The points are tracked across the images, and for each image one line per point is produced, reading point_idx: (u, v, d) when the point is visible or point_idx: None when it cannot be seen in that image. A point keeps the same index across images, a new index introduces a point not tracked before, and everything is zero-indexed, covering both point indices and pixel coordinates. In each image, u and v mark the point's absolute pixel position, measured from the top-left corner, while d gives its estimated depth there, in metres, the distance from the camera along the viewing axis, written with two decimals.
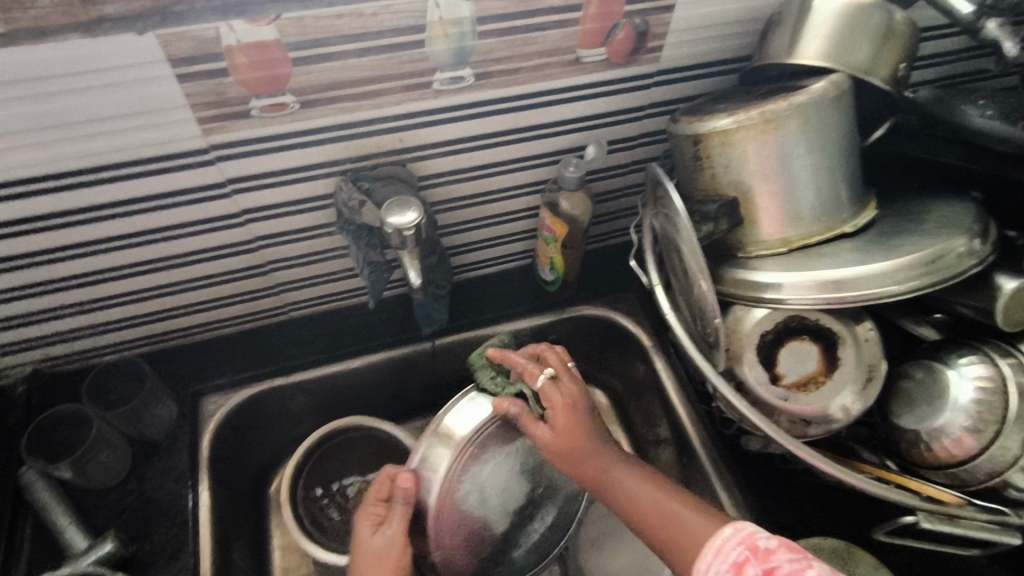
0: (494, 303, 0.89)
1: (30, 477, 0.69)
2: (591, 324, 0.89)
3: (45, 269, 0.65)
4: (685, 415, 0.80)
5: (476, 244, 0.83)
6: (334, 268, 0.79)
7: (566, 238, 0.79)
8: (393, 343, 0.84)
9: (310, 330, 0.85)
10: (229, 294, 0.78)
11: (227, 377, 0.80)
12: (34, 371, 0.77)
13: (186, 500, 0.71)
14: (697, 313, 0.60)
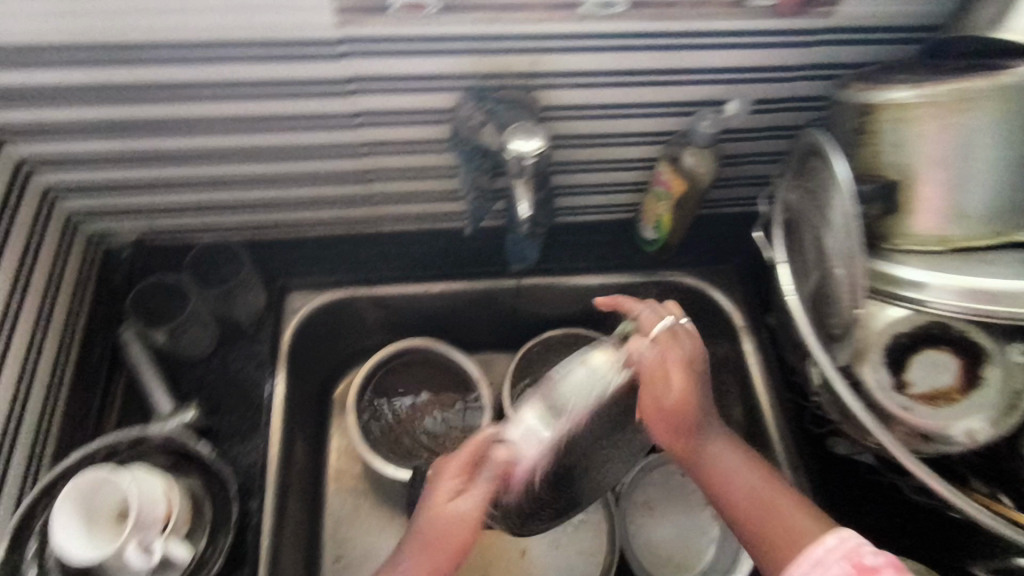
0: (586, 253, 0.85)
1: (128, 336, 0.72)
2: (683, 295, 0.84)
3: (165, 140, 0.66)
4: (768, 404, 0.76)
5: (581, 188, 0.79)
6: (436, 188, 0.77)
7: (680, 198, 0.74)
8: (479, 275, 0.83)
9: (399, 247, 0.85)
10: (329, 197, 0.77)
11: (315, 278, 0.81)
12: (139, 241, 0.80)
13: (263, 388, 0.73)
14: (824, 299, 0.55)
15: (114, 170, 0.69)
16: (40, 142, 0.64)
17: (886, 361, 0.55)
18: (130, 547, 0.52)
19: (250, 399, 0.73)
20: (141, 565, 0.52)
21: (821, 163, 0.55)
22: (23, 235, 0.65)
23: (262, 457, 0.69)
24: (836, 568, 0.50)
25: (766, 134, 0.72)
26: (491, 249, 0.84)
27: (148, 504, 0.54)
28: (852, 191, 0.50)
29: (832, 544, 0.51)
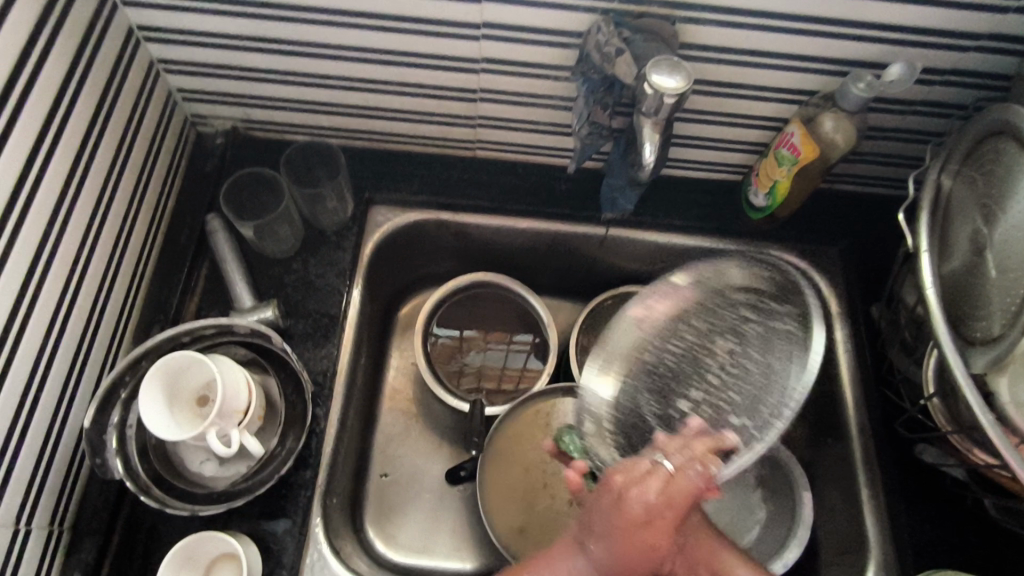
0: (683, 210, 0.81)
1: (215, 226, 0.72)
2: (779, 268, 0.80)
3: (278, 27, 0.63)
4: (851, 397, 0.73)
5: (695, 139, 0.74)
6: (542, 118, 0.73)
7: (806, 165, 0.68)
8: (569, 216, 0.79)
9: (490, 175, 0.81)
10: (431, 111, 0.74)
11: (402, 194, 0.78)
12: (233, 129, 0.78)
13: (341, 297, 0.72)
14: (971, 299, 0.51)
15: (222, 51, 0.67)
16: (154, 10, 0.61)
17: None
18: (211, 433, 0.52)
19: (326, 305, 0.72)
20: (222, 452, 0.52)
21: (1012, 149, 0.50)
22: (127, 105, 0.64)
23: (334, 365, 0.69)
24: None
25: (914, 108, 0.66)
26: (586, 191, 0.80)
27: (231, 394, 0.53)
28: None
29: None
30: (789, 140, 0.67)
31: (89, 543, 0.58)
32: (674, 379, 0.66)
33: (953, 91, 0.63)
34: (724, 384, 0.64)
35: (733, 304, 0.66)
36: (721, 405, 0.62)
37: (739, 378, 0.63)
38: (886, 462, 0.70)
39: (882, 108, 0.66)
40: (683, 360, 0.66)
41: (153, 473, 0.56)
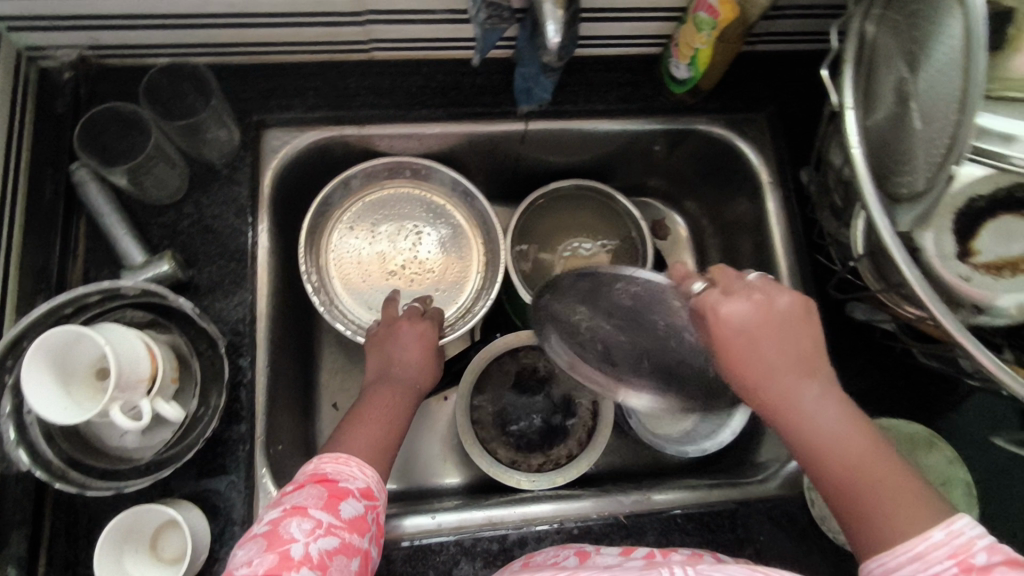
0: (604, 93, 0.75)
1: (82, 176, 0.63)
2: (707, 143, 0.78)
3: None
4: (785, 265, 0.73)
5: (606, 11, 0.67)
6: (437, 5, 0.65)
7: (726, 29, 0.63)
8: (484, 115, 0.73)
9: (391, 79, 0.73)
10: (309, 11, 0.65)
11: (295, 113, 0.70)
12: (81, 60, 0.67)
13: (247, 237, 0.66)
14: (894, 152, 0.48)
15: None
16: None
17: (952, 229, 0.48)
18: (115, 408, 0.47)
19: (231, 249, 0.66)
20: (134, 427, 0.48)
21: None
22: None
23: (251, 312, 0.64)
24: (939, 569, 0.40)
25: None
26: (497, 84, 0.74)
27: (130, 364, 0.48)
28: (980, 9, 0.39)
29: (937, 538, 0.41)
30: (706, 2, 0.62)
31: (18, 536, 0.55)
32: (383, 259, 0.80)
33: None
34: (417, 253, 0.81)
35: (429, 209, 0.82)
36: (396, 273, 0.79)
37: (446, 252, 0.81)
38: (822, 325, 0.71)
39: None
40: (388, 240, 0.80)
41: (66, 456, 0.52)
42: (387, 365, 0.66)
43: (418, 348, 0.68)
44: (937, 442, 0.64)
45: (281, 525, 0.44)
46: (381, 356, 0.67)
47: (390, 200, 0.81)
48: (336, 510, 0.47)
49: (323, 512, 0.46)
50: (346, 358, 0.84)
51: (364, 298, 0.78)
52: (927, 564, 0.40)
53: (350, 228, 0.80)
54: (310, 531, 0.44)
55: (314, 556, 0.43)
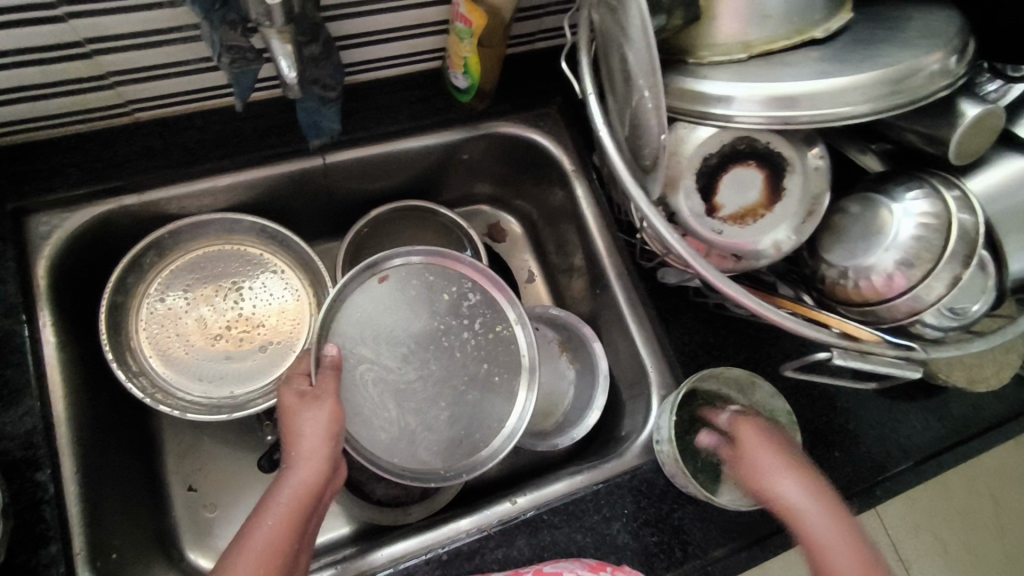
0: (396, 112, 0.75)
1: None
2: (508, 144, 0.79)
3: None
4: (602, 246, 0.76)
5: (369, 34, 0.67)
6: (186, 55, 0.62)
7: (483, 34, 0.65)
8: (274, 157, 0.71)
9: (164, 137, 0.69)
10: (41, 83, 0.60)
11: (58, 192, 0.64)
12: None
13: (23, 337, 0.60)
14: (634, 129, 0.51)
15: None
16: None
17: (698, 187, 0.52)
18: None
19: (6, 354, 0.59)
20: None
21: None
22: None
23: (41, 419, 0.58)
24: None
25: None
26: (282, 123, 0.71)
27: None
28: None
29: None
30: (458, 13, 0.64)
31: None
32: (203, 326, 0.74)
33: None
34: (239, 312, 0.75)
35: (245, 263, 0.77)
36: (220, 337, 0.74)
37: (272, 304, 0.76)
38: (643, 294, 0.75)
39: None
40: (205, 305, 0.74)
41: None
42: (294, 426, 0.57)
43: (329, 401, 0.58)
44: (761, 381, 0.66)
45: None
46: (291, 417, 0.57)
47: (201, 263, 0.76)
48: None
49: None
50: (194, 437, 0.79)
51: (188, 373, 0.72)
52: None
53: (161, 300, 0.74)
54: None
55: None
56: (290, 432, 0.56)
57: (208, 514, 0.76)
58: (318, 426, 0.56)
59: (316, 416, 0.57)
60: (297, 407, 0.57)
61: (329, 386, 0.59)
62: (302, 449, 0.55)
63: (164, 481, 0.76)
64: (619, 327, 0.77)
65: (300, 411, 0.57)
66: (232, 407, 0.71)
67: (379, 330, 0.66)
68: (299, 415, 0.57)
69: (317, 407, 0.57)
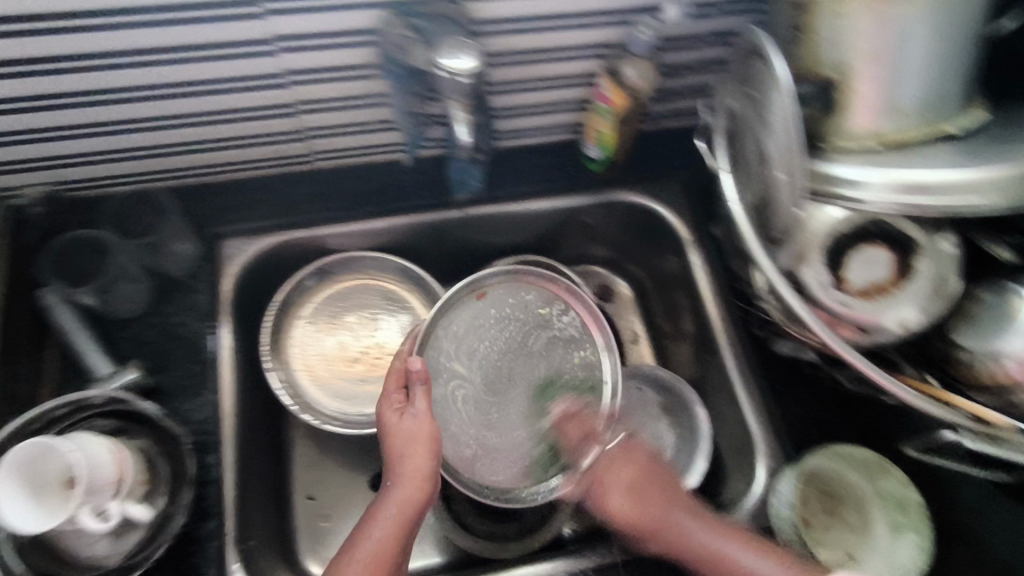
0: (531, 177, 0.84)
1: (52, 300, 0.67)
2: (630, 211, 0.85)
3: (56, 80, 0.59)
4: (714, 312, 0.79)
5: (520, 107, 0.77)
6: (369, 118, 0.73)
7: (622, 113, 0.72)
8: (424, 208, 0.81)
9: (336, 184, 0.80)
10: (253, 133, 0.72)
11: (250, 223, 0.77)
12: (51, 193, 0.73)
13: (209, 341, 0.70)
14: (766, 205, 0.55)
15: (7, 116, 0.62)
16: None
17: (827, 260, 0.56)
18: (84, 513, 0.51)
19: (194, 353, 0.70)
20: (100, 528, 0.51)
21: (762, 66, 0.53)
22: None
23: (215, 410, 0.67)
24: None
25: (701, 40, 0.71)
26: (434, 179, 0.82)
27: (99, 469, 0.52)
28: (791, 91, 0.48)
29: None
30: (600, 94, 0.72)
31: None
32: (344, 350, 0.82)
33: (733, 20, 0.69)
34: (377, 341, 0.83)
35: (381, 298, 0.84)
36: (357, 362, 0.81)
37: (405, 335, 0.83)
38: (754, 364, 0.76)
39: (673, 46, 0.71)
40: (348, 330, 0.83)
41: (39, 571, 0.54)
42: (392, 443, 0.63)
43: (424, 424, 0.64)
44: (892, 465, 0.69)
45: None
46: (389, 430, 0.64)
47: (344, 292, 0.83)
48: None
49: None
50: (317, 454, 0.83)
51: (323, 391, 0.79)
52: None
53: (311, 322, 0.82)
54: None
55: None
56: (389, 447, 0.63)
57: (323, 524, 0.80)
58: (412, 439, 0.63)
59: (408, 433, 0.63)
60: (394, 423, 0.64)
61: (422, 400, 0.65)
62: (404, 464, 0.62)
63: (290, 482, 0.81)
64: (727, 393, 0.78)
65: (397, 429, 0.63)
66: (362, 424, 0.78)
67: (467, 345, 0.77)
68: (393, 429, 0.63)
69: (418, 425, 0.63)
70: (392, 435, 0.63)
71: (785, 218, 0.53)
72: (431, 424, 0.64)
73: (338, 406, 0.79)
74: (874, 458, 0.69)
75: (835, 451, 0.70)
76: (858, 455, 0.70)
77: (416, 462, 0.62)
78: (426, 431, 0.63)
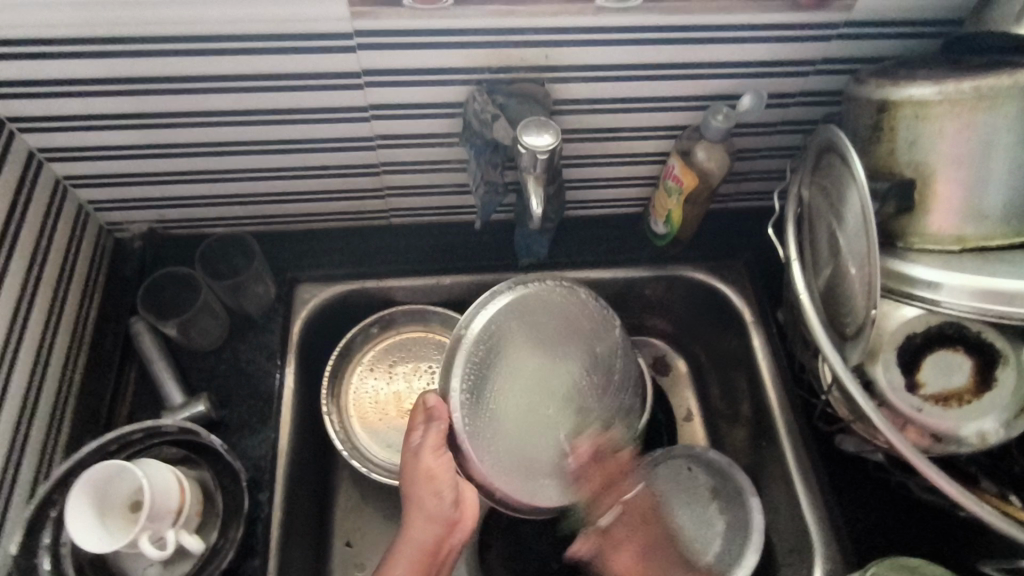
0: (595, 247, 0.85)
1: (139, 327, 0.72)
2: (691, 288, 0.85)
3: (175, 132, 0.66)
4: (775, 399, 0.77)
5: (590, 181, 0.80)
6: (446, 181, 0.77)
7: (692, 193, 0.73)
8: (488, 269, 0.83)
9: (408, 240, 0.84)
10: (339, 188, 0.77)
11: (324, 270, 0.81)
12: (149, 231, 0.80)
13: (274, 380, 0.73)
14: (836, 300, 0.55)
15: (128, 161, 0.69)
16: (52, 131, 0.64)
17: (900, 361, 0.53)
18: (144, 538, 0.52)
19: (259, 390, 0.73)
20: (159, 557, 0.52)
21: (838, 162, 0.54)
22: (35, 225, 0.65)
23: (271, 450, 0.69)
24: None
25: (776, 128, 0.72)
26: (501, 241, 0.84)
27: (163, 497, 0.54)
28: (869, 190, 0.49)
29: None
30: (672, 173, 0.73)
31: None
32: (397, 402, 0.83)
33: (808, 111, 0.70)
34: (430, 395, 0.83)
35: (435, 352, 0.85)
36: (407, 414, 0.82)
37: None
38: (815, 458, 0.73)
39: (747, 132, 0.72)
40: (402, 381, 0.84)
41: None
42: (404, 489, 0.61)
43: (426, 474, 0.60)
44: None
45: None
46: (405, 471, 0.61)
47: (401, 344, 0.85)
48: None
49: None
50: (360, 496, 0.83)
51: (372, 441, 0.80)
52: None
53: (369, 369, 0.84)
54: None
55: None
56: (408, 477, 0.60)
57: (357, 573, 0.79)
58: (415, 467, 0.60)
59: (410, 465, 0.61)
60: (414, 455, 0.61)
61: (433, 434, 0.62)
62: (430, 503, 0.59)
63: (330, 529, 0.81)
64: (783, 485, 0.75)
65: (404, 465, 0.61)
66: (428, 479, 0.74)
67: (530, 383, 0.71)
68: (415, 468, 0.60)
69: (445, 460, 0.61)
70: (407, 468, 0.61)
71: (856, 313, 0.52)
72: (441, 458, 0.61)
73: (386, 456, 0.79)
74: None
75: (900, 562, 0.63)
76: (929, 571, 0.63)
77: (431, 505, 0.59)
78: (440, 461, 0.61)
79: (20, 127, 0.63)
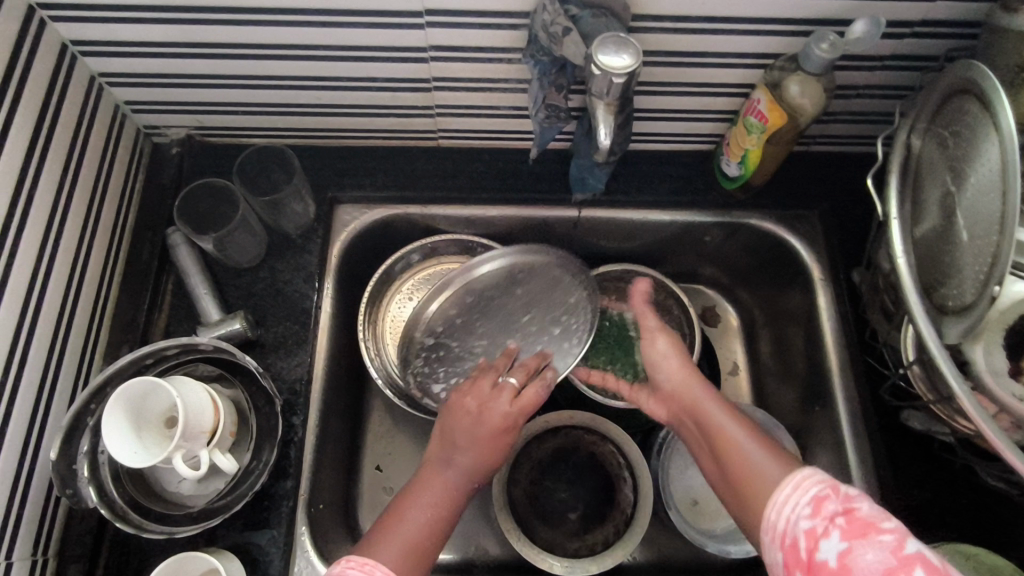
0: (655, 185, 0.79)
1: (176, 240, 0.69)
2: (756, 236, 0.79)
3: (214, 30, 0.61)
4: (837, 365, 0.72)
5: (660, 111, 0.72)
6: (501, 102, 0.70)
7: (776, 133, 0.65)
8: (538, 201, 0.77)
9: (455, 164, 0.79)
10: (386, 103, 0.71)
11: (367, 191, 0.76)
12: (188, 137, 0.76)
13: (311, 303, 0.71)
14: (939, 268, 0.48)
15: (164, 60, 0.65)
16: (84, 22, 0.59)
17: (1006, 343, 0.47)
18: (177, 458, 0.51)
19: (297, 312, 0.70)
20: (190, 474, 0.51)
21: (975, 107, 0.45)
22: (69, 125, 0.62)
23: (307, 373, 0.68)
24: (813, 491, 0.49)
25: (884, 62, 0.63)
26: (555, 173, 0.78)
27: (197, 415, 0.53)
28: (1012, 139, 0.41)
29: (806, 473, 0.51)
30: (755, 108, 0.65)
31: (73, 571, 0.58)
32: None
33: (927, 44, 0.60)
34: None
35: None
36: None
37: None
38: (874, 430, 0.69)
39: (851, 65, 0.63)
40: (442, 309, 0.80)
41: (128, 498, 0.56)
42: (448, 449, 0.57)
43: (487, 429, 0.57)
44: None
45: (847, 486, 0.48)
46: (450, 431, 0.58)
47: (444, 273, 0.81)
48: (821, 507, 0.48)
49: (807, 521, 0.48)
50: (393, 421, 0.83)
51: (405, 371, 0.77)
52: (802, 490, 0.50)
53: (408, 297, 0.80)
54: (881, 561, 0.42)
55: (810, 541, 0.46)
56: (453, 409, 0.59)
57: (386, 497, 0.79)
58: (475, 438, 0.57)
59: (462, 414, 0.58)
60: (490, 403, 0.59)
61: (505, 396, 0.60)
62: (463, 447, 0.57)
63: (361, 451, 0.81)
64: (834, 453, 0.71)
65: (452, 422, 0.58)
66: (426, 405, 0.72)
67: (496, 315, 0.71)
68: (469, 418, 0.58)
69: (495, 397, 0.59)
70: (461, 432, 0.57)
71: (965, 284, 0.45)
72: (483, 443, 0.57)
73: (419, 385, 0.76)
74: (1011, 567, 0.58)
75: (959, 547, 0.60)
76: (992, 560, 0.59)
77: (487, 431, 0.57)
78: (513, 428, 0.59)
79: (49, 14, 0.58)
